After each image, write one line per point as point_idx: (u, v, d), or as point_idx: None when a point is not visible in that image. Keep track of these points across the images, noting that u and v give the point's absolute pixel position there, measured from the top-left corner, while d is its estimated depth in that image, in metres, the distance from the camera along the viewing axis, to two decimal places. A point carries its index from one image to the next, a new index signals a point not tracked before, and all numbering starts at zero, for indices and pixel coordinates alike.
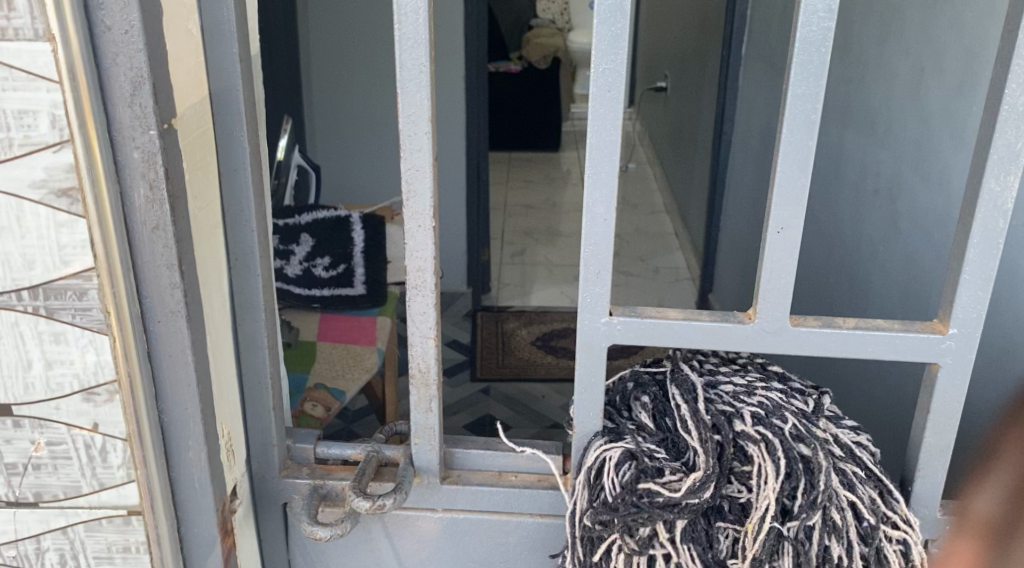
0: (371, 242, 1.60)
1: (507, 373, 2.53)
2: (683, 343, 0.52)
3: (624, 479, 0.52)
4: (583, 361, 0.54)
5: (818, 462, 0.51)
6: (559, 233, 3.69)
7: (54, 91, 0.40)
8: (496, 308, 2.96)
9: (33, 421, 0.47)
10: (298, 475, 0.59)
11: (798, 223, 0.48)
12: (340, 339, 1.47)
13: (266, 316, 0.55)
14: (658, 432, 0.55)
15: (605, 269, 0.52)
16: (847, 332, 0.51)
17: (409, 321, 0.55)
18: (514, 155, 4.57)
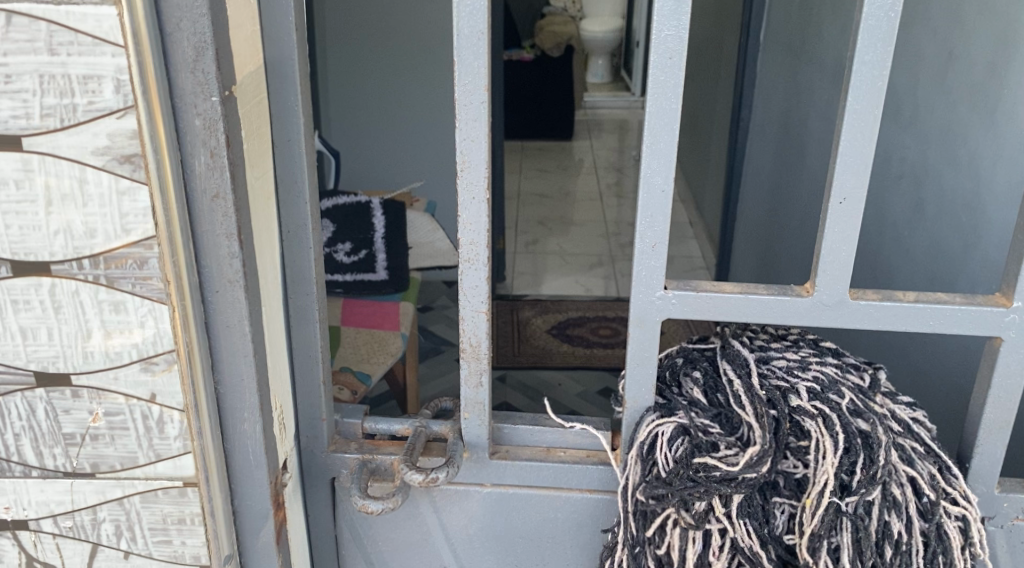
0: (392, 229, 1.63)
1: (523, 361, 2.53)
2: (738, 316, 0.53)
3: (678, 454, 0.53)
4: (636, 335, 0.54)
5: (878, 437, 0.52)
6: (572, 222, 3.68)
7: (118, 56, 0.40)
8: (511, 297, 2.96)
9: (91, 392, 0.47)
10: (346, 450, 0.59)
11: (860, 195, 0.49)
12: (364, 324, 1.47)
13: (317, 290, 0.54)
14: (711, 407, 0.55)
15: (661, 242, 0.52)
16: (908, 305, 0.51)
17: (462, 297, 0.55)
18: (526, 144, 4.57)
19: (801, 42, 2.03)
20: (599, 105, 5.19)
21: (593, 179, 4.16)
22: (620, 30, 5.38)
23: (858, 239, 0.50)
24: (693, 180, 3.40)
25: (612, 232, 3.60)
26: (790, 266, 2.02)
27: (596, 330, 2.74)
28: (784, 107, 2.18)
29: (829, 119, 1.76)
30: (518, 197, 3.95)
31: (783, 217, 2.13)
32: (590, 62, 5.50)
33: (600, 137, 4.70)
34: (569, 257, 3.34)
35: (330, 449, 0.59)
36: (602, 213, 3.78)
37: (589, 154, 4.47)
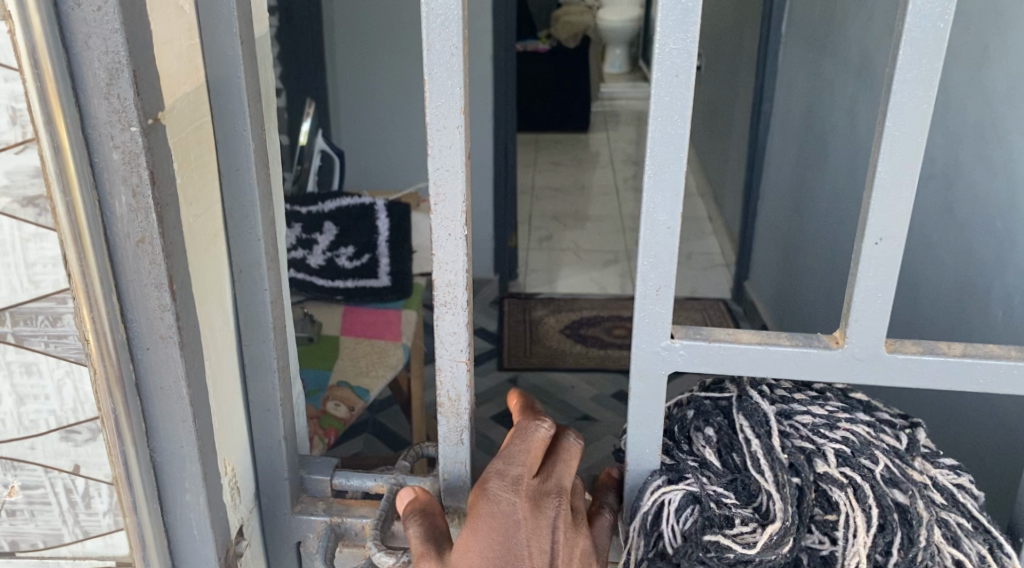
0: (395, 231, 1.59)
1: (535, 362, 2.47)
2: (752, 372, 0.51)
3: (686, 527, 0.52)
4: (638, 390, 0.52)
5: (917, 513, 0.50)
6: (587, 218, 3.62)
7: (13, 80, 0.36)
8: (524, 295, 2.90)
9: (6, 463, 0.44)
10: (313, 512, 0.55)
11: (899, 235, 0.45)
12: (364, 334, 1.40)
13: (275, 336, 0.50)
14: (726, 471, 0.53)
15: (665, 286, 0.49)
16: (950, 362, 0.49)
17: (439, 344, 0.52)
18: (542, 136, 4.48)
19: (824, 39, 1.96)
20: (617, 96, 5.10)
21: (610, 173, 4.08)
22: (638, 19, 5.27)
23: (896, 282, 0.47)
24: (712, 176, 3.32)
25: (628, 228, 3.53)
26: (811, 272, 1.95)
27: (612, 330, 2.67)
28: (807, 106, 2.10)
29: (853, 116, 1.68)
30: (533, 190, 3.88)
31: (806, 215, 2.04)
32: (608, 52, 5.41)
33: (617, 129, 4.61)
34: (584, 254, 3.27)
35: (295, 513, 0.55)
36: (618, 208, 3.71)
37: (606, 146, 4.38)
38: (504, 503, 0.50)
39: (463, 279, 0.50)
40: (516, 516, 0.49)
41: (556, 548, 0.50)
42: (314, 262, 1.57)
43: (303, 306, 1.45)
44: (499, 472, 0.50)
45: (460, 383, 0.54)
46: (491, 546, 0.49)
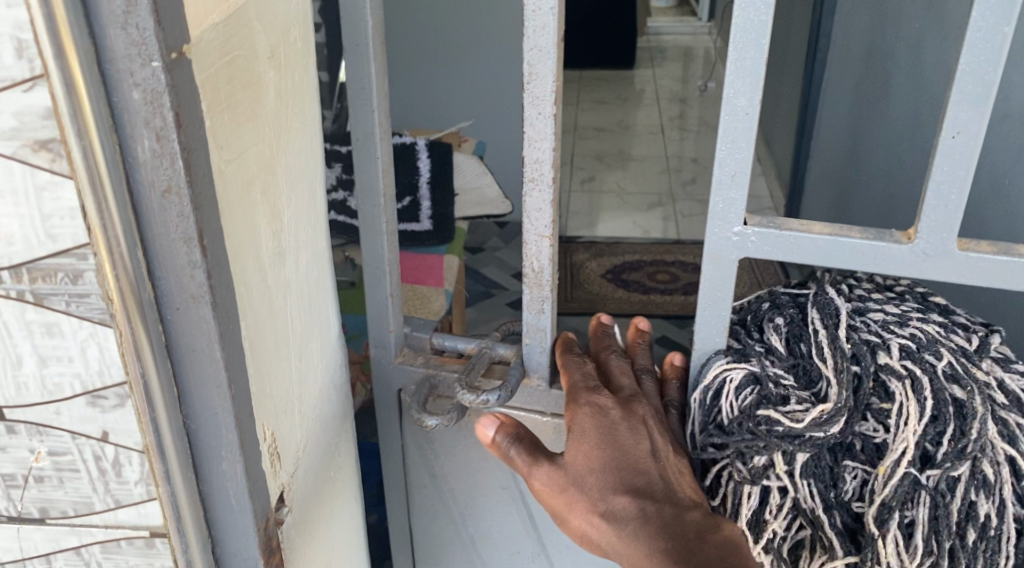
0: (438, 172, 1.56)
1: (575, 306, 2.53)
2: (822, 256, 0.66)
3: (745, 404, 0.68)
4: (710, 271, 0.68)
5: (973, 409, 0.64)
6: (630, 161, 3.61)
7: (15, 7, 0.34)
8: (565, 239, 3.04)
9: (30, 429, 0.43)
10: (412, 363, 0.82)
11: (973, 127, 0.58)
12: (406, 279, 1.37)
13: (382, 201, 0.74)
14: (791, 357, 0.69)
15: (741, 172, 0.64)
16: (998, 257, 0.63)
17: (527, 219, 0.71)
18: (585, 72, 4.43)
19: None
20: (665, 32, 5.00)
21: (655, 112, 4.03)
22: None
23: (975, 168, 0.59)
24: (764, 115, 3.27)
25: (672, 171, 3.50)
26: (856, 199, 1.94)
27: (653, 276, 2.72)
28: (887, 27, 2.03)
29: (915, 58, 1.61)
30: (576, 130, 3.87)
31: (862, 159, 1.96)
32: None
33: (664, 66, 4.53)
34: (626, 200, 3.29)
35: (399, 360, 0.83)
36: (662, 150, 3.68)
37: (651, 84, 4.32)
38: (599, 416, 0.68)
39: (547, 160, 0.68)
40: (613, 423, 0.68)
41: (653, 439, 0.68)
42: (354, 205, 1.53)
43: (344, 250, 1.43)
44: (587, 398, 0.69)
45: (545, 256, 0.72)
46: (602, 452, 0.67)
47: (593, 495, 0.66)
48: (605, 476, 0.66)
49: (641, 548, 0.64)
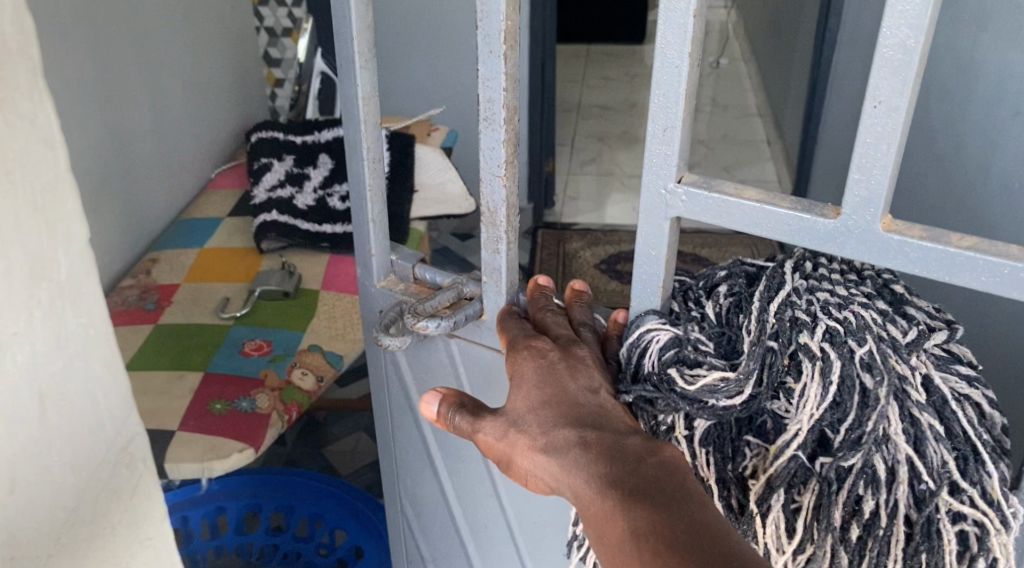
0: (395, 165, 1.54)
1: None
2: (742, 221, 0.59)
3: (660, 362, 0.63)
4: (643, 224, 0.63)
5: (877, 397, 0.55)
6: (634, 146, 3.58)
7: None
8: (559, 225, 3.02)
9: None
10: (393, 288, 0.82)
11: (899, 102, 0.50)
12: (348, 288, 1.25)
13: (368, 130, 0.74)
14: (720, 328, 0.63)
15: (673, 128, 0.59)
16: (928, 240, 0.53)
17: (482, 158, 0.68)
18: (594, 47, 4.46)
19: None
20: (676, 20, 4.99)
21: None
22: None
23: (902, 139, 0.51)
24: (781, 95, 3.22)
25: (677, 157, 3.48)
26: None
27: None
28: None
29: None
30: (580, 109, 3.82)
31: None
32: None
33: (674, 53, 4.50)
34: (628, 185, 3.27)
35: (381, 285, 0.83)
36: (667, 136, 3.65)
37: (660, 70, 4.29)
38: (538, 357, 0.63)
39: (499, 99, 0.65)
40: (553, 365, 0.63)
41: (594, 377, 0.62)
42: (303, 202, 1.44)
43: (285, 254, 1.33)
44: (527, 343, 0.65)
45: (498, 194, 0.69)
46: (542, 390, 0.61)
47: (531, 429, 0.60)
48: (542, 412, 0.60)
49: (577, 478, 0.56)
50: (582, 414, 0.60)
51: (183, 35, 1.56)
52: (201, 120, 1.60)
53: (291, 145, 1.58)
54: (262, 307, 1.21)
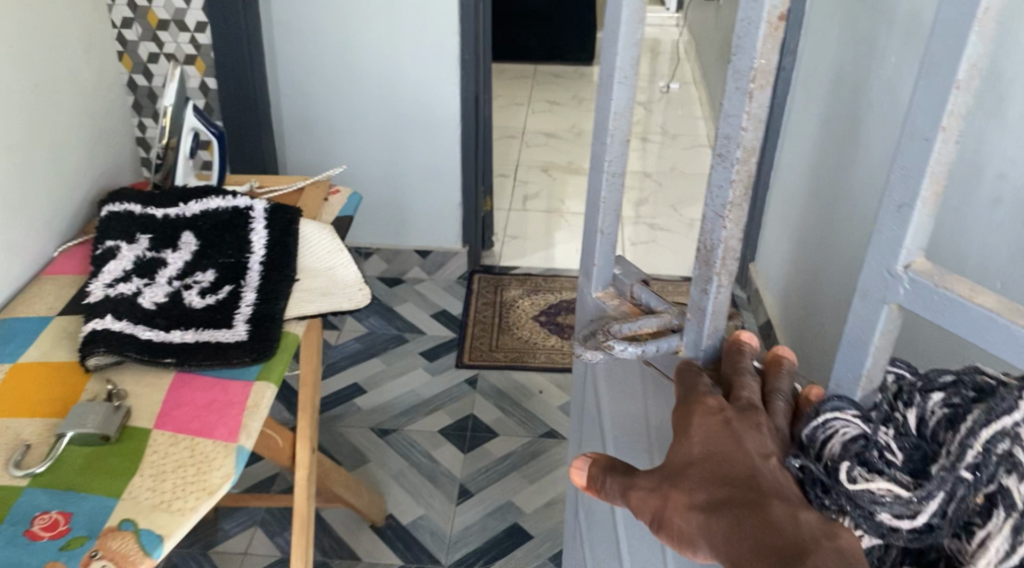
0: (272, 251, 1.28)
1: (500, 359, 2.43)
2: (961, 324, 0.69)
3: (838, 447, 0.73)
4: (860, 304, 0.76)
5: None
6: (580, 180, 3.55)
7: None
8: (497, 270, 2.87)
9: None
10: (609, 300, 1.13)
11: None
12: (188, 426, 1.00)
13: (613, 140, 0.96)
14: (917, 439, 0.73)
15: (910, 214, 0.71)
16: None
17: (709, 198, 0.84)
18: (542, 67, 4.66)
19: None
20: (624, 50, 5.07)
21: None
22: None
23: None
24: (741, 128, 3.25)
25: (623, 194, 3.45)
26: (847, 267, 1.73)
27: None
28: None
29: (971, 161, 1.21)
30: (524, 136, 3.90)
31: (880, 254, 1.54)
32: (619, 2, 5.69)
33: (622, 83, 4.54)
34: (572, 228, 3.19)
35: (599, 293, 1.14)
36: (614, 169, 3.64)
37: (608, 101, 4.32)
38: (711, 419, 0.79)
39: (736, 136, 0.80)
40: (726, 428, 0.78)
41: (761, 435, 0.77)
42: (150, 300, 1.19)
43: (113, 377, 1.06)
44: (706, 402, 0.80)
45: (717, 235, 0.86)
46: (713, 449, 0.77)
47: (695, 487, 0.76)
48: (704, 470, 0.76)
49: (724, 551, 0.71)
50: (740, 475, 0.74)
51: (48, 92, 1.36)
52: (70, 188, 1.40)
53: (147, 219, 1.31)
54: (72, 458, 0.95)
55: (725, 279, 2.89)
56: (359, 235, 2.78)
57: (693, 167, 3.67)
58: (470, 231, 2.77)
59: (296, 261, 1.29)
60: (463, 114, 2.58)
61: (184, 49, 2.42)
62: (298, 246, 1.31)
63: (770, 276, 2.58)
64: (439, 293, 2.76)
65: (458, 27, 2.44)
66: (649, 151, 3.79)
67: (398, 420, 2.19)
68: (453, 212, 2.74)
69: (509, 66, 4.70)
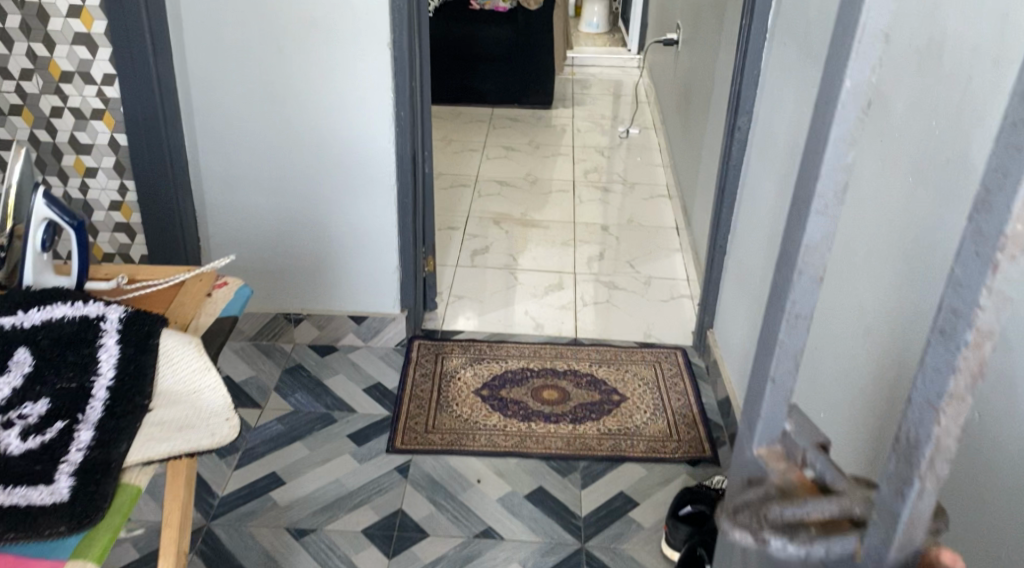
0: (123, 373, 1.08)
1: (436, 442, 2.22)
2: None
3: None
4: None
5: None
6: (534, 232, 3.38)
7: None
8: (439, 336, 2.66)
9: None
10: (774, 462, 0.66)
11: None
12: None
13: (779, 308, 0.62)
14: None
15: None
16: None
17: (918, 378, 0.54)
18: (499, 112, 4.54)
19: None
20: (585, 94, 4.96)
21: (568, 178, 3.86)
22: None
23: None
24: (700, 180, 3.10)
25: (579, 249, 3.28)
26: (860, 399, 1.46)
27: (540, 391, 2.43)
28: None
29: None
30: (477, 185, 3.75)
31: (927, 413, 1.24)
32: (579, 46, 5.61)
33: (582, 129, 4.40)
34: (524, 285, 3.01)
35: (759, 451, 0.67)
36: (569, 221, 3.48)
37: (567, 147, 4.18)
38: None
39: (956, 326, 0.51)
40: None
41: None
42: None
43: None
44: None
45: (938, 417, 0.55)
46: None
47: None
48: None
49: None
50: None
51: None
52: None
53: None
54: None
55: (682, 345, 2.70)
56: (289, 300, 2.55)
57: (653, 219, 3.51)
58: (410, 296, 2.56)
59: (151, 386, 1.08)
60: (399, 173, 2.38)
61: (90, 104, 2.20)
62: (156, 369, 1.10)
63: (730, 346, 2.40)
64: (375, 362, 2.53)
65: (389, 82, 2.26)
66: (607, 203, 3.64)
67: (317, 517, 1.97)
68: (391, 276, 2.53)
69: (466, 111, 4.56)
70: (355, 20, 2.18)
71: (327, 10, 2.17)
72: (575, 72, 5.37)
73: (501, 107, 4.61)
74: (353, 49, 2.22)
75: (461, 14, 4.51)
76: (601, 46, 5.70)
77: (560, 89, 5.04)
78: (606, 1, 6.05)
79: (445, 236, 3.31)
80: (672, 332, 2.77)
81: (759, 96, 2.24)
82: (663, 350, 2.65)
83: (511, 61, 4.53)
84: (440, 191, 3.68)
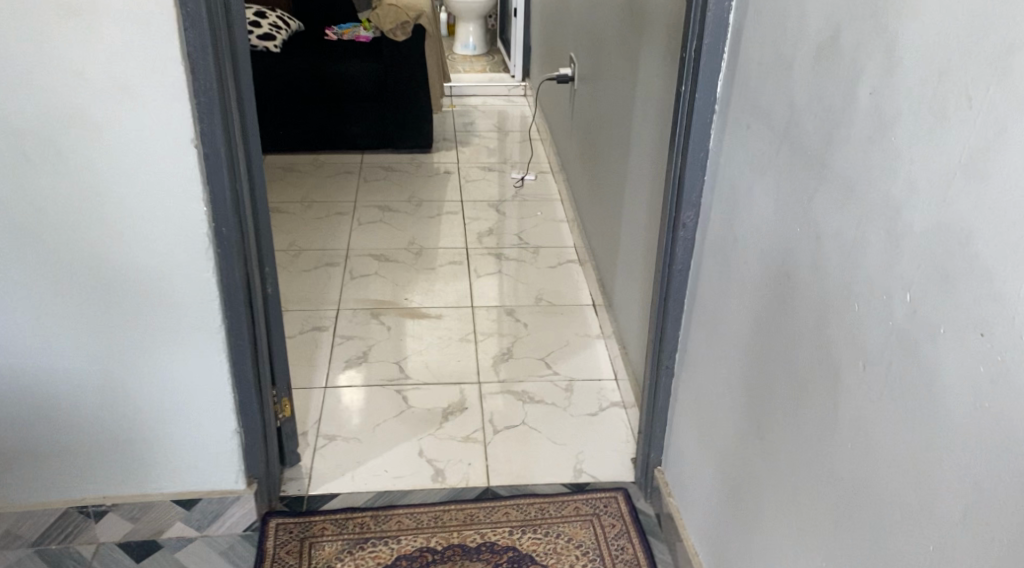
0: None
1: None
2: None
3: None
4: None
5: None
6: (422, 325, 2.73)
7: None
8: (305, 508, 1.99)
9: None
10: None
11: None
12: None
13: None
14: None
15: None
16: None
17: None
18: (370, 161, 3.89)
19: (877, 131, 1.08)
20: (468, 132, 4.34)
21: (458, 244, 3.23)
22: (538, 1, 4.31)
23: None
24: (621, 254, 2.53)
25: (480, 344, 2.65)
26: None
27: None
28: (837, 230, 1.17)
29: None
30: (348, 263, 3.07)
31: None
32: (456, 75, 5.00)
33: (469, 178, 3.79)
34: (413, 407, 2.36)
35: None
36: (464, 306, 2.85)
37: (453, 203, 3.56)
38: None
39: None
40: None
41: None
42: None
43: None
44: None
45: None
46: None
47: None
48: None
49: None
50: None
51: None
52: None
53: None
54: None
55: (623, 481, 2.12)
56: (84, 489, 1.82)
57: (564, 295, 2.93)
58: (257, 463, 1.89)
59: None
60: (227, 309, 1.70)
61: None
62: None
63: (687, 501, 1.83)
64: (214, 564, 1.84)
65: (198, 191, 1.57)
66: (507, 276, 3.03)
67: None
68: (228, 444, 1.83)
69: (331, 162, 3.87)
70: (133, 111, 1.49)
71: (90, 102, 1.47)
72: (454, 104, 4.75)
73: (372, 156, 3.95)
74: (136, 153, 1.52)
75: (314, 48, 3.79)
76: (480, 71, 5.10)
77: (440, 127, 4.40)
78: (482, 20, 5.45)
79: (310, 340, 2.62)
80: (608, 459, 2.18)
81: (709, 184, 1.67)
82: (599, 495, 2.05)
83: (380, 101, 3.84)
84: (302, 274, 2.98)
